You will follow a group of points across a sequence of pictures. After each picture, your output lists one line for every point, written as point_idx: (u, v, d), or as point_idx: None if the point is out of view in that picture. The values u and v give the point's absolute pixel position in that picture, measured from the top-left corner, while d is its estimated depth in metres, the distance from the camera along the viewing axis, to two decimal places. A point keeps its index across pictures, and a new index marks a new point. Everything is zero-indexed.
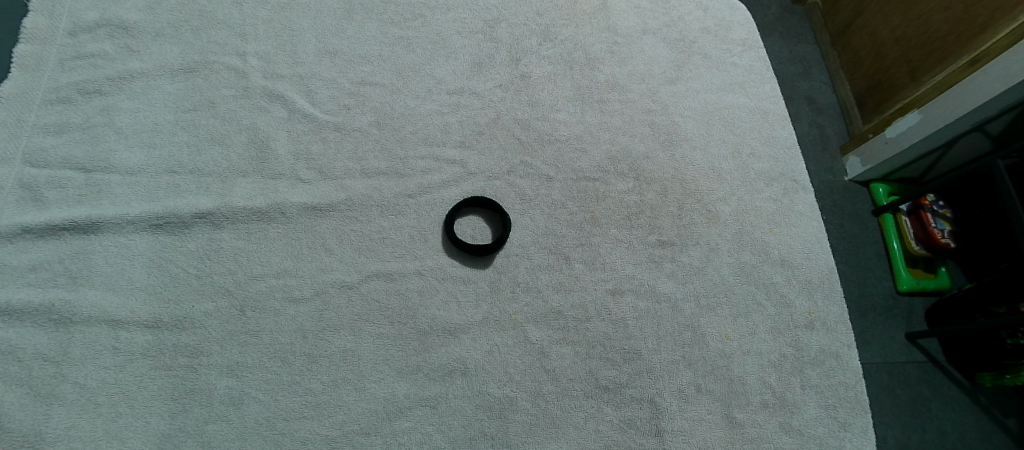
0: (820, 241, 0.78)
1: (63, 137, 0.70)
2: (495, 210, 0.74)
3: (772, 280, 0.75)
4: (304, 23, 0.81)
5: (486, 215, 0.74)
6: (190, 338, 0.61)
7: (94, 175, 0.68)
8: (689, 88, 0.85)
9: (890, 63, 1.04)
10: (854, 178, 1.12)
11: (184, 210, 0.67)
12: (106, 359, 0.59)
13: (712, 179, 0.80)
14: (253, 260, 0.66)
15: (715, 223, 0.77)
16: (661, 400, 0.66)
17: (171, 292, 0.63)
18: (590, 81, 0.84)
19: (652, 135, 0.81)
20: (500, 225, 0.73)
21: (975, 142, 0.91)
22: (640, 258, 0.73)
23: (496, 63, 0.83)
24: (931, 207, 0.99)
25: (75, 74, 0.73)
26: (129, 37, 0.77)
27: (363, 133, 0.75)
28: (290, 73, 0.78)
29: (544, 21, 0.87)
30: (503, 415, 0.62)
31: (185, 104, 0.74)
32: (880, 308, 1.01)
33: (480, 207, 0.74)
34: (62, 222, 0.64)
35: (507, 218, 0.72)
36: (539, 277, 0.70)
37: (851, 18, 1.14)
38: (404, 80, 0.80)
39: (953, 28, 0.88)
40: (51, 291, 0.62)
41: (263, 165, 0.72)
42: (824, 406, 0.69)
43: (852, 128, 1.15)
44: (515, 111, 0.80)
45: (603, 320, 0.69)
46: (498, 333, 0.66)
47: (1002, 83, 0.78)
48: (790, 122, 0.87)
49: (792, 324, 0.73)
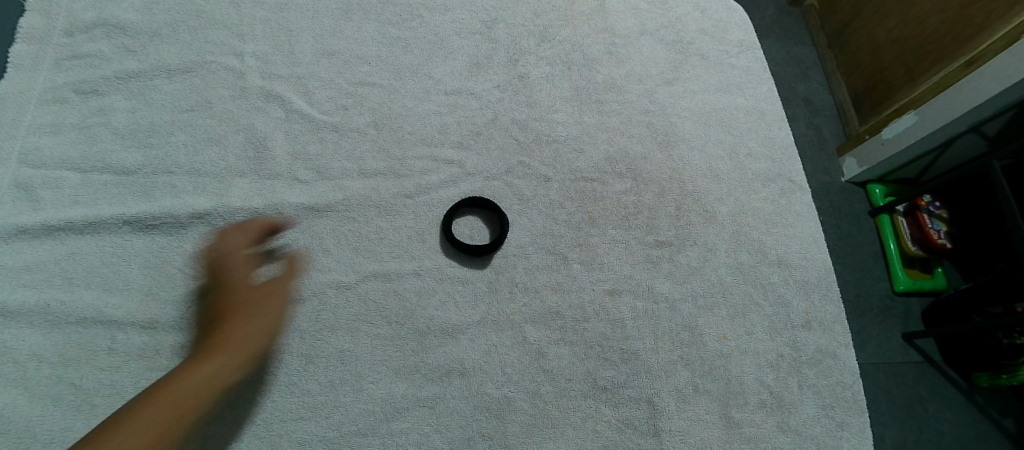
0: (817, 241, 0.79)
1: (59, 137, 0.70)
2: (487, 211, 0.74)
3: (768, 280, 0.75)
4: (301, 23, 0.81)
5: (479, 215, 0.74)
6: (187, 339, 0.61)
7: (90, 175, 0.68)
8: (686, 89, 0.86)
9: (887, 64, 1.04)
10: (850, 179, 1.12)
11: (181, 210, 0.67)
12: (102, 360, 0.59)
13: (709, 179, 0.80)
14: (250, 261, 0.66)
15: (712, 224, 0.77)
16: (659, 400, 0.66)
17: (167, 293, 0.63)
18: (588, 82, 0.84)
19: (650, 136, 0.81)
20: (495, 227, 0.73)
21: (970, 142, 0.92)
22: (637, 258, 0.73)
23: (494, 64, 0.83)
24: (926, 207, 1.00)
25: (71, 73, 0.73)
26: (126, 37, 0.77)
27: (361, 133, 0.75)
28: (288, 73, 0.78)
29: (542, 22, 0.87)
30: (501, 415, 0.62)
31: (182, 104, 0.74)
32: (878, 308, 1.01)
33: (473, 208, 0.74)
34: (57, 222, 0.64)
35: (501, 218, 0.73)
36: (536, 278, 0.70)
37: (848, 19, 1.15)
38: (401, 81, 0.80)
39: (950, 30, 0.88)
40: (46, 292, 0.61)
41: (260, 165, 0.71)
42: (821, 405, 0.69)
43: (849, 129, 1.15)
44: (513, 112, 0.80)
45: (601, 320, 0.69)
46: (495, 334, 0.66)
47: (997, 85, 0.79)
48: (787, 122, 0.87)
49: (789, 324, 0.73)
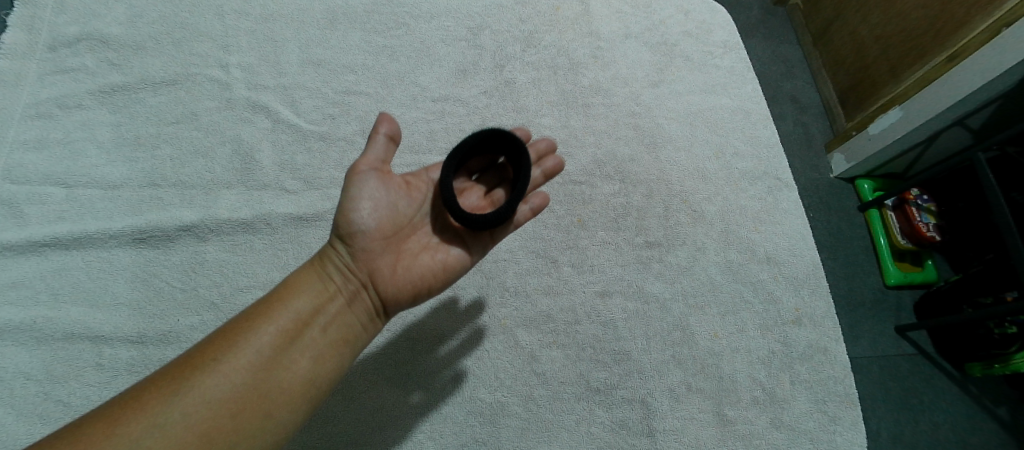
0: (805, 237, 0.79)
1: (42, 152, 0.69)
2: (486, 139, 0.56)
3: (758, 278, 0.75)
4: (286, 34, 0.81)
5: (506, 148, 0.59)
6: (176, 352, 0.61)
7: (74, 190, 0.68)
8: (671, 91, 0.87)
9: (872, 61, 1.05)
10: (838, 175, 1.12)
11: (169, 223, 0.66)
12: (90, 376, 0.59)
13: (697, 179, 0.81)
14: (238, 272, 0.66)
15: (700, 223, 0.78)
16: (651, 400, 0.66)
17: (155, 307, 0.63)
18: (575, 86, 0.85)
19: (637, 138, 0.82)
20: (458, 150, 0.54)
21: (957, 136, 0.93)
22: (627, 259, 0.74)
23: (480, 69, 0.83)
24: (915, 201, 1.00)
25: (55, 88, 0.73)
26: (108, 50, 0.77)
27: (348, 142, 0.75)
28: (274, 83, 0.78)
29: (527, 27, 0.87)
30: (493, 420, 0.63)
31: (167, 117, 0.74)
32: (870, 302, 1.02)
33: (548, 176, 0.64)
34: (42, 239, 0.64)
35: (386, 123, 0.51)
36: (527, 281, 0.71)
37: (831, 18, 1.16)
38: (388, 89, 0.80)
39: (931, 25, 0.90)
40: (33, 309, 0.61)
41: (248, 176, 0.71)
42: (813, 400, 0.70)
43: (836, 126, 1.16)
44: (499, 117, 0.81)
45: (592, 322, 0.70)
46: (487, 339, 0.67)
47: (980, 78, 0.80)
48: (772, 120, 0.88)
49: (779, 320, 0.73)
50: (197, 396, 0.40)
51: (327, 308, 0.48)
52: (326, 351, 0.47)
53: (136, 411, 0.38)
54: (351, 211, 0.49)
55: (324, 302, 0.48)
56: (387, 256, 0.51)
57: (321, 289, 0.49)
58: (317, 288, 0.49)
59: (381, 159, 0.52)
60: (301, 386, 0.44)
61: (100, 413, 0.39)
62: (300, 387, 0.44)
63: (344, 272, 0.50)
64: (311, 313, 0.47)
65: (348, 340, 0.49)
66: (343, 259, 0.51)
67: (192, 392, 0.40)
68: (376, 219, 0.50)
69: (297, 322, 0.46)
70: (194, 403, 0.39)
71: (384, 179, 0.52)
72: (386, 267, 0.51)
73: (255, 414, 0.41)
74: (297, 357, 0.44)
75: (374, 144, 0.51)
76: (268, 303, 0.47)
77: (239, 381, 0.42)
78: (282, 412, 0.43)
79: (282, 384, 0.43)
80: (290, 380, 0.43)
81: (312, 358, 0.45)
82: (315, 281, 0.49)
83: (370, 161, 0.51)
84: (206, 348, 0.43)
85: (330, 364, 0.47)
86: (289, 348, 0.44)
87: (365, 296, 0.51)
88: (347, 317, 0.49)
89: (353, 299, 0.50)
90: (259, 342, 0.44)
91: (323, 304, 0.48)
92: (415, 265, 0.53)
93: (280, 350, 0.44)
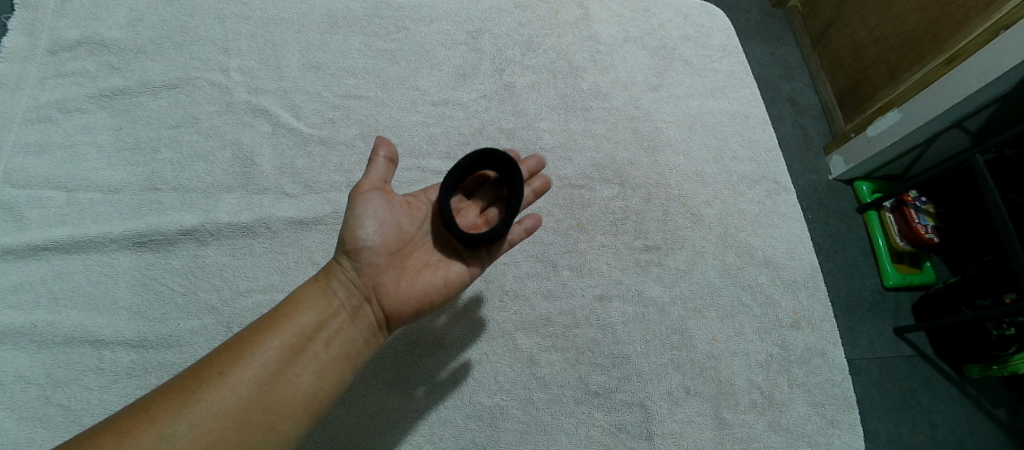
0: (803, 241, 0.80)
1: (43, 157, 0.70)
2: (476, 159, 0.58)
3: (757, 281, 0.76)
4: (286, 37, 0.81)
5: (499, 168, 0.60)
6: (176, 356, 0.61)
7: (74, 194, 0.68)
8: (670, 94, 0.87)
9: (871, 63, 1.05)
10: (837, 177, 1.13)
11: (169, 227, 0.66)
12: (90, 380, 0.59)
13: (696, 183, 0.81)
14: (239, 275, 0.66)
15: (699, 227, 0.78)
16: (650, 403, 0.67)
17: (156, 310, 0.63)
18: (574, 90, 0.85)
19: (636, 142, 0.82)
20: (457, 169, 0.56)
21: (955, 138, 0.93)
22: (626, 263, 0.74)
23: (479, 73, 0.84)
24: (913, 203, 1.00)
25: (56, 92, 0.73)
26: (109, 54, 0.77)
27: (348, 146, 0.75)
28: (274, 87, 0.78)
29: (526, 31, 0.88)
30: (493, 424, 0.63)
31: (167, 120, 0.74)
32: (868, 304, 1.02)
33: (536, 196, 0.65)
34: (43, 243, 0.64)
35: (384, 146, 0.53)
36: (526, 285, 0.71)
37: (830, 21, 1.16)
38: (388, 92, 0.80)
39: (929, 27, 0.90)
40: (33, 313, 0.62)
41: (248, 180, 0.71)
42: (811, 403, 0.70)
43: (835, 128, 1.16)
44: (498, 121, 0.81)
45: (592, 326, 0.70)
46: (486, 342, 0.67)
47: (978, 80, 0.80)
48: (771, 124, 0.88)
49: (778, 324, 0.74)
50: (202, 409, 0.40)
51: (330, 323, 0.48)
52: (328, 365, 0.47)
53: (142, 424, 0.39)
54: (356, 229, 0.50)
55: (328, 317, 0.49)
56: (390, 271, 0.52)
57: (324, 304, 0.49)
58: (321, 302, 0.49)
59: (383, 179, 0.54)
60: (302, 401, 0.44)
61: (110, 424, 0.39)
62: (302, 401, 0.44)
63: (348, 287, 0.50)
64: (315, 328, 0.48)
65: (350, 354, 0.49)
66: (347, 274, 0.51)
67: (197, 405, 0.41)
68: (379, 234, 0.51)
69: (301, 336, 0.47)
70: (199, 416, 0.40)
71: (386, 197, 0.53)
72: (388, 283, 0.52)
73: (258, 428, 0.42)
74: (300, 371, 0.45)
75: (375, 165, 0.53)
76: (273, 317, 0.48)
77: (243, 394, 0.42)
78: (285, 426, 0.43)
79: (284, 399, 0.43)
80: (292, 394, 0.44)
81: (314, 373, 0.46)
82: (319, 295, 0.50)
83: (372, 182, 0.53)
84: (212, 361, 0.44)
85: (332, 378, 0.47)
86: (292, 362, 0.45)
87: (368, 311, 0.51)
88: (351, 331, 0.49)
89: (357, 314, 0.50)
90: (263, 356, 0.44)
91: (327, 319, 0.48)
92: (417, 280, 0.53)
93: (283, 364, 0.44)
